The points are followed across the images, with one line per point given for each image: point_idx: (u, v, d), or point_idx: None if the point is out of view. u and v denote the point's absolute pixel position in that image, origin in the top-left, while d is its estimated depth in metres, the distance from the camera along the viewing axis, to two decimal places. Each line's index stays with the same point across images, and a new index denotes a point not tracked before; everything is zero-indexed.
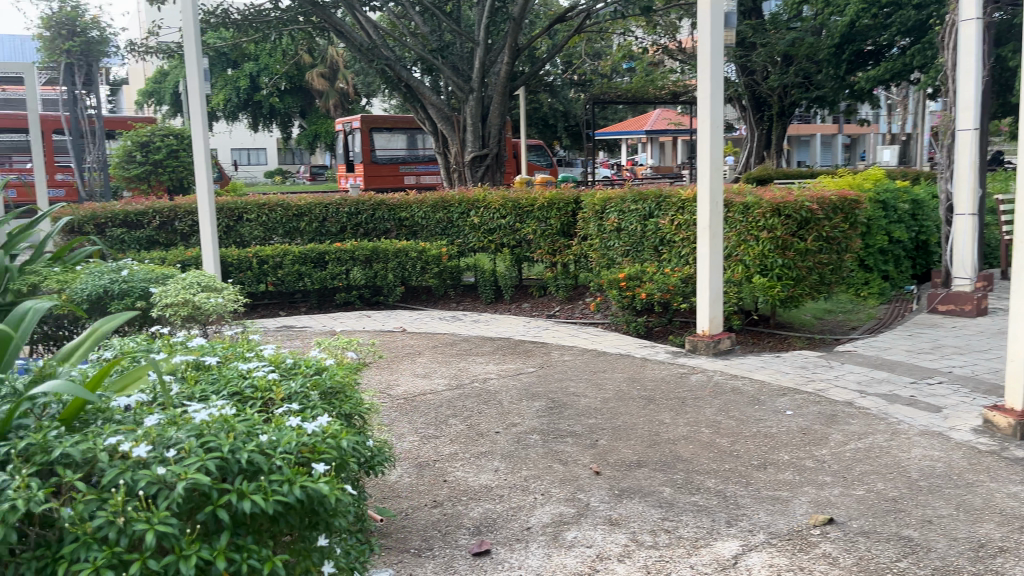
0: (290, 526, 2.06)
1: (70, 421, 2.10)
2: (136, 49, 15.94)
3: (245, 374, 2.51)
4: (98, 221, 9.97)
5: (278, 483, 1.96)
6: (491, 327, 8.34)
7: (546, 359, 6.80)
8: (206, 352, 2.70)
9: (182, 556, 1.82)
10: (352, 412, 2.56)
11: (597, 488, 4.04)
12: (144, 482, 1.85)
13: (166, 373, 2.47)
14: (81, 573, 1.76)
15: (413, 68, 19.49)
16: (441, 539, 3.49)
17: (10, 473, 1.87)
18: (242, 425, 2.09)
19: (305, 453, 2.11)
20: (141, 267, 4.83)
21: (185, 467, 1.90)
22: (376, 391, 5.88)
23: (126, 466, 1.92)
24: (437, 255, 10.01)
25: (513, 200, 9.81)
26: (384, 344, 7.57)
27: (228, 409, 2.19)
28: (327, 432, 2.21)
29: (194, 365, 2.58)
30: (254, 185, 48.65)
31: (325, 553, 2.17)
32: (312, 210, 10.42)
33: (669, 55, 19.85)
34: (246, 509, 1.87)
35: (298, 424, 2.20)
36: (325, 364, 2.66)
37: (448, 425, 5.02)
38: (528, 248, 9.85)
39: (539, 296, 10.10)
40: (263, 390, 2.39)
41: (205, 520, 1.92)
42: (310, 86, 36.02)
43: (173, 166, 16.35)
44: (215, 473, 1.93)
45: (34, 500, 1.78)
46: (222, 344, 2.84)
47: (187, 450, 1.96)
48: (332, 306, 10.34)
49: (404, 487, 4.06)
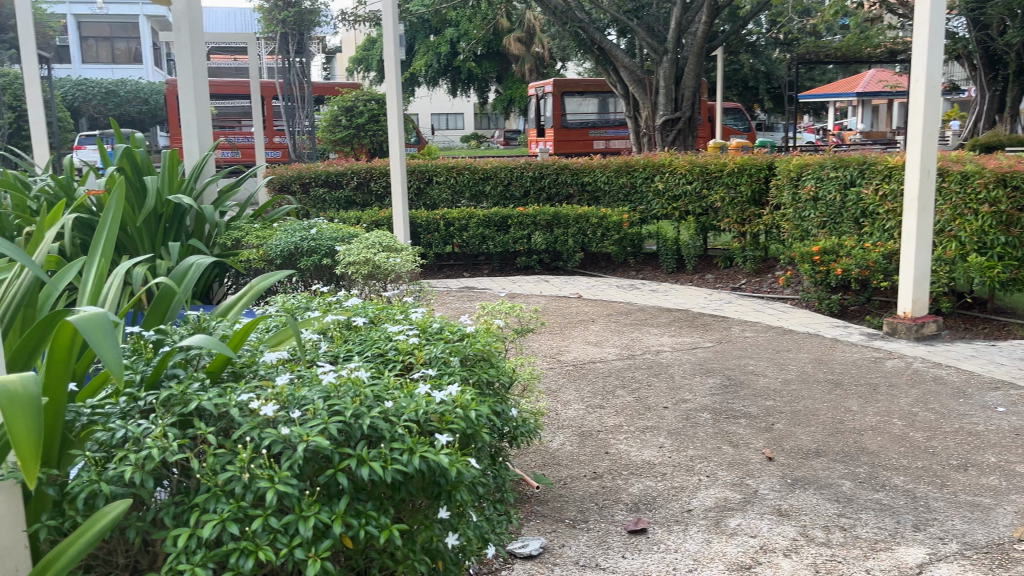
0: (413, 494, 1.97)
1: (218, 374, 2.16)
2: (345, 18, 16.85)
3: (391, 336, 2.52)
4: (303, 180, 10.71)
5: (399, 452, 1.88)
6: (670, 298, 8.10)
7: (725, 334, 6.51)
8: (357, 313, 2.76)
9: (302, 516, 1.78)
10: (491, 381, 2.50)
11: (767, 475, 3.80)
12: (268, 441, 1.81)
13: (316, 332, 2.55)
14: (208, 525, 1.76)
15: (607, 30, 19.20)
16: (597, 513, 3.43)
17: (154, 422, 1.92)
18: (370, 388, 2.04)
19: (432, 422, 2.03)
20: (329, 226, 5.10)
21: (308, 429, 1.85)
22: (547, 356, 5.90)
23: (255, 423, 1.90)
24: (618, 221, 9.91)
25: (701, 166, 9.43)
26: (560, 309, 7.59)
27: (361, 372, 2.14)
28: (457, 401, 2.11)
29: (345, 325, 2.65)
30: (451, 148, 50.45)
31: (448, 526, 2.04)
32: (497, 174, 10.59)
33: (888, 9, 18.14)
34: (364, 476, 1.80)
35: (428, 392, 2.12)
36: (468, 330, 2.63)
37: (615, 396, 4.94)
38: (715, 217, 9.48)
39: (724, 268, 9.70)
40: (404, 353, 2.41)
41: (327, 482, 1.87)
42: (507, 50, 36.56)
43: (375, 129, 17.23)
44: (337, 437, 1.87)
45: (169, 451, 1.83)
46: (376, 305, 2.89)
47: (312, 412, 1.91)
48: (514, 269, 10.52)
49: (564, 456, 4.05)
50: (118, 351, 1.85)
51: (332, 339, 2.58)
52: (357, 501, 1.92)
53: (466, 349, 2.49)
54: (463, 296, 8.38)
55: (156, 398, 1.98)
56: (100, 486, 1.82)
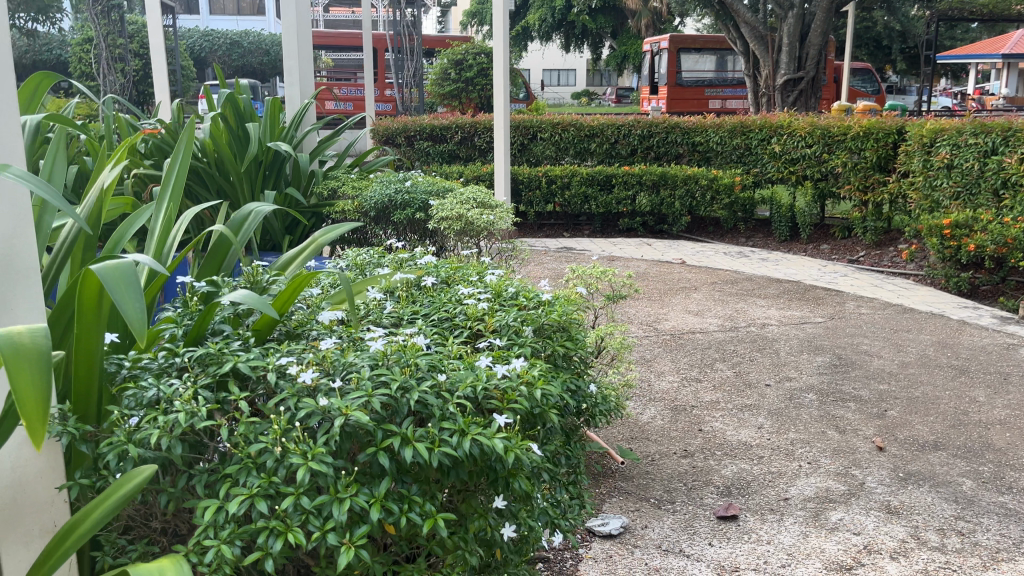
0: (464, 480, 1.78)
1: (264, 333, 2.11)
2: None
3: (460, 300, 2.37)
4: (408, 133, 10.76)
5: (450, 433, 1.71)
6: (780, 268, 7.65)
7: (839, 310, 6.08)
8: (428, 272, 2.63)
9: (337, 498, 1.61)
10: (566, 354, 2.31)
11: (876, 466, 3.49)
12: (303, 411, 1.66)
13: (382, 293, 2.43)
14: (237, 500, 1.61)
15: None
16: (685, 494, 3.23)
17: (186, 382, 1.80)
18: (424, 357, 1.88)
19: (492, 399, 1.85)
20: (425, 178, 5.03)
21: (349, 401, 1.68)
22: (644, 324, 5.66)
23: (294, 391, 1.76)
24: (730, 184, 9.46)
25: (823, 128, 8.82)
26: (661, 275, 7.32)
27: (417, 339, 1.99)
28: (522, 377, 1.93)
29: (413, 285, 2.52)
30: (562, 105, 49.97)
31: (504, 515, 1.85)
32: (604, 131, 10.26)
33: None
34: (407, 458, 1.63)
35: (490, 365, 1.95)
36: (544, 298, 2.45)
37: (714, 369, 4.69)
38: (835, 183, 8.90)
39: (841, 238, 9.12)
40: (473, 319, 2.25)
41: (368, 461, 1.70)
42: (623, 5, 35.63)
43: (483, 83, 17.13)
44: (381, 412, 1.70)
45: (199, 416, 1.69)
46: (450, 265, 2.75)
47: (356, 382, 1.76)
48: (616, 231, 10.24)
49: (654, 430, 3.86)
50: (139, 310, 1.72)
51: (398, 299, 2.46)
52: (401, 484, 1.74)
53: (541, 318, 2.30)
54: (561, 258, 8.20)
55: (193, 356, 1.87)
56: (126, 448, 1.68)
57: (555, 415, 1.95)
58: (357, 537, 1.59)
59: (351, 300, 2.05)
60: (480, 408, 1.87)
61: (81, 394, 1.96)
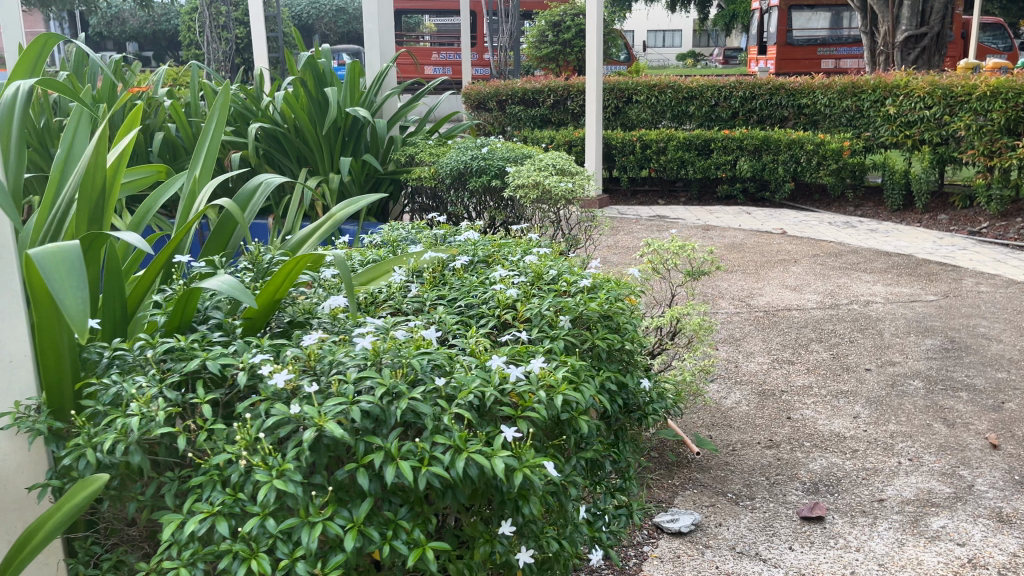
0: (463, 500, 1.64)
1: (254, 327, 2.06)
2: None
3: (488, 285, 2.21)
4: (501, 97, 10.64)
5: (443, 448, 1.57)
6: (890, 240, 7.08)
7: (954, 287, 5.56)
8: (464, 252, 2.48)
9: (308, 521, 1.49)
10: (617, 346, 2.10)
11: (989, 466, 3.12)
12: (271, 422, 1.55)
13: (407, 275, 2.31)
14: (200, 516, 1.52)
15: None
16: (767, 490, 2.98)
17: (156, 381, 1.73)
18: (421, 356, 1.74)
19: (504, 405, 1.69)
20: (504, 144, 4.83)
21: (325, 410, 1.56)
22: (735, 300, 5.33)
23: (269, 396, 1.66)
24: (838, 148, 8.84)
25: (944, 87, 8.11)
26: (757, 246, 6.92)
27: (420, 335, 1.85)
28: (540, 378, 1.75)
29: (441, 267, 2.38)
30: (666, 67, 48.56)
31: (513, 539, 1.69)
32: (704, 93, 9.75)
33: None
34: (386, 478, 1.49)
35: (501, 365, 1.78)
36: (589, 280, 2.25)
37: (808, 351, 4.35)
38: (956, 147, 8.20)
39: (962, 208, 8.40)
40: (501, 307, 2.09)
41: (347, 478, 1.58)
42: None
43: (581, 45, 16.73)
44: (363, 422, 1.57)
45: (156, 422, 1.62)
46: (491, 243, 2.59)
47: (337, 386, 1.64)
48: (713, 199, 9.78)
49: (738, 416, 3.59)
50: (79, 294, 1.68)
51: (425, 280, 2.33)
52: (388, 503, 1.62)
53: (580, 306, 2.08)
54: (652, 227, 7.87)
55: (160, 350, 1.81)
56: (85, 451, 1.62)
57: (584, 422, 1.77)
58: (330, 566, 1.48)
59: (348, 290, 1.92)
60: (486, 416, 1.71)
61: (55, 391, 1.91)
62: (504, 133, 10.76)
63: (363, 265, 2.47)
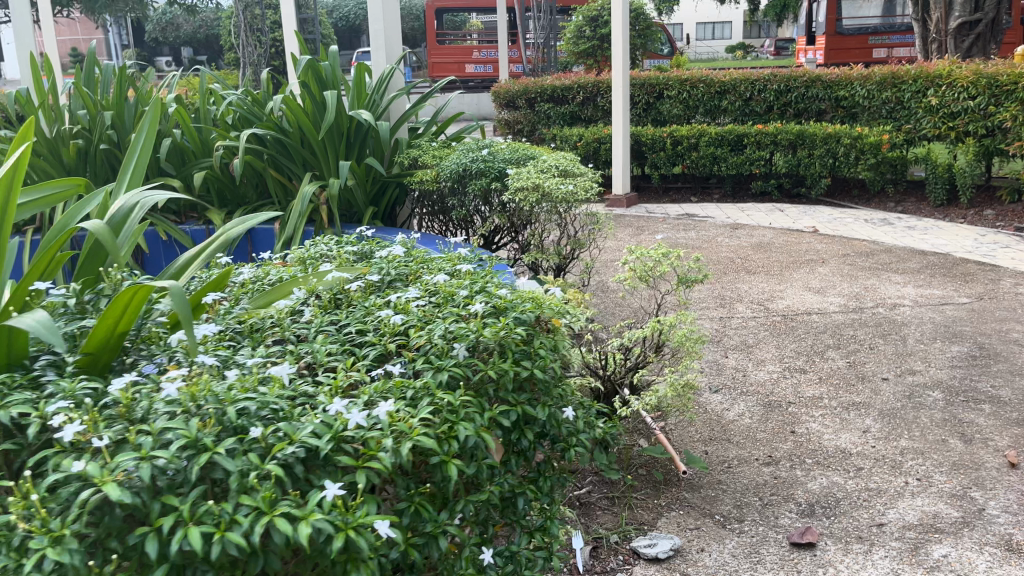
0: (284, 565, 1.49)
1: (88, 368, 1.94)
2: None
3: (374, 313, 2.06)
4: (530, 95, 10.52)
5: (248, 512, 1.43)
6: (928, 238, 6.76)
7: (991, 289, 5.25)
8: (372, 274, 2.34)
9: None
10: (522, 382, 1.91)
11: (1004, 488, 2.89)
12: (50, 479, 1.41)
13: (300, 300, 2.18)
14: None
15: None
16: (758, 512, 2.81)
17: None
18: (246, 400, 1.59)
19: (341, 457, 1.54)
20: (507, 145, 4.74)
21: (114, 466, 1.43)
22: (753, 303, 5.12)
23: (67, 448, 1.53)
24: (877, 142, 8.49)
25: (988, 76, 7.73)
26: (785, 245, 6.67)
27: (261, 377, 1.71)
28: (388, 425, 1.60)
29: (339, 292, 2.24)
30: (717, 59, 47.75)
31: None
32: (737, 87, 9.47)
33: None
34: (170, 546, 1.36)
35: (345, 409, 1.63)
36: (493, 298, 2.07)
37: (823, 359, 4.14)
38: (1002, 139, 7.79)
39: (1010, 203, 7.98)
40: (381, 339, 1.93)
41: (141, 541, 1.44)
42: None
43: None
44: (157, 481, 1.44)
45: None
46: (407, 264, 2.44)
47: (139, 437, 1.50)
48: (748, 195, 9.49)
49: (739, 430, 3.41)
50: None
51: (318, 306, 2.19)
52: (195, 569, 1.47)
53: (475, 333, 1.87)
54: (679, 226, 7.66)
55: None
56: None
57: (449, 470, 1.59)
58: None
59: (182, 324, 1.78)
60: (317, 469, 1.56)
61: None
62: (535, 131, 10.63)
63: (272, 283, 2.37)
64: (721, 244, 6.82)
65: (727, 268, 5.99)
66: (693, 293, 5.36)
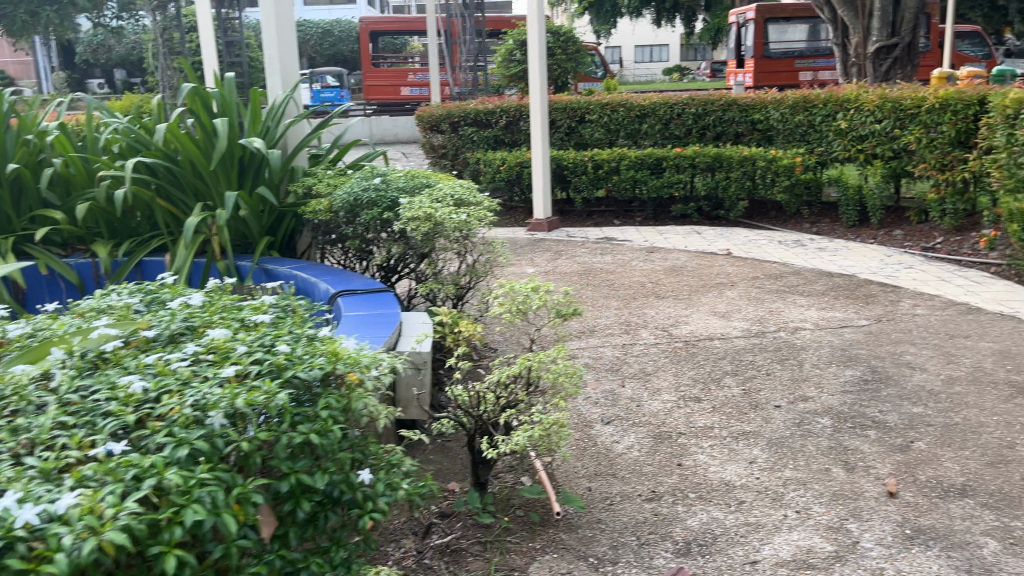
0: None
1: None
2: None
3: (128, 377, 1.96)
4: (453, 119, 10.44)
5: None
6: (836, 259, 6.86)
7: (890, 310, 5.33)
8: (153, 334, 2.25)
9: None
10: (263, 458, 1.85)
11: (880, 518, 2.88)
12: None
13: (60, 359, 2.08)
14: None
15: None
16: (634, 552, 2.73)
17: None
18: None
19: (18, 557, 1.45)
20: (401, 173, 4.65)
21: None
22: (658, 329, 5.10)
23: None
24: (790, 164, 8.63)
25: (893, 100, 7.95)
26: (698, 269, 6.70)
27: None
28: (78, 520, 1.51)
29: (107, 353, 2.14)
30: (654, 82, 48.71)
31: None
32: (656, 111, 9.56)
33: None
34: None
35: (37, 499, 1.54)
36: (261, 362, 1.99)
37: (719, 386, 4.11)
38: (908, 161, 8.00)
39: (917, 223, 8.19)
40: (120, 408, 1.83)
41: None
42: None
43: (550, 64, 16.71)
44: None
45: None
46: (202, 317, 2.35)
47: None
48: (669, 218, 9.55)
49: (626, 464, 3.35)
50: None
51: (81, 367, 2.09)
52: None
53: (229, 402, 1.80)
54: (597, 250, 7.64)
55: None
56: None
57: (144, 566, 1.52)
58: None
59: None
60: None
61: None
62: (459, 155, 10.53)
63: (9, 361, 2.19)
64: (636, 268, 6.81)
65: (638, 294, 5.97)
66: (600, 319, 5.32)
